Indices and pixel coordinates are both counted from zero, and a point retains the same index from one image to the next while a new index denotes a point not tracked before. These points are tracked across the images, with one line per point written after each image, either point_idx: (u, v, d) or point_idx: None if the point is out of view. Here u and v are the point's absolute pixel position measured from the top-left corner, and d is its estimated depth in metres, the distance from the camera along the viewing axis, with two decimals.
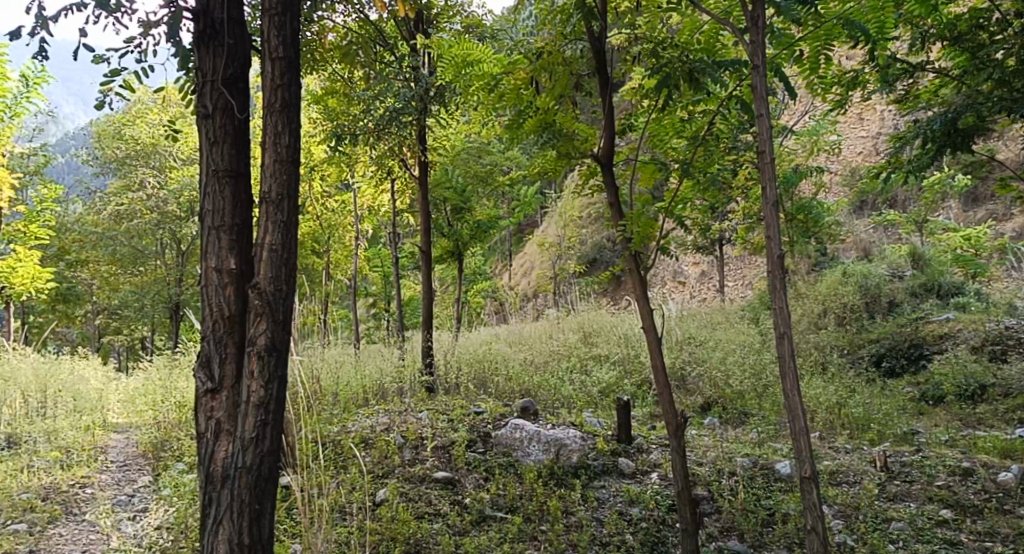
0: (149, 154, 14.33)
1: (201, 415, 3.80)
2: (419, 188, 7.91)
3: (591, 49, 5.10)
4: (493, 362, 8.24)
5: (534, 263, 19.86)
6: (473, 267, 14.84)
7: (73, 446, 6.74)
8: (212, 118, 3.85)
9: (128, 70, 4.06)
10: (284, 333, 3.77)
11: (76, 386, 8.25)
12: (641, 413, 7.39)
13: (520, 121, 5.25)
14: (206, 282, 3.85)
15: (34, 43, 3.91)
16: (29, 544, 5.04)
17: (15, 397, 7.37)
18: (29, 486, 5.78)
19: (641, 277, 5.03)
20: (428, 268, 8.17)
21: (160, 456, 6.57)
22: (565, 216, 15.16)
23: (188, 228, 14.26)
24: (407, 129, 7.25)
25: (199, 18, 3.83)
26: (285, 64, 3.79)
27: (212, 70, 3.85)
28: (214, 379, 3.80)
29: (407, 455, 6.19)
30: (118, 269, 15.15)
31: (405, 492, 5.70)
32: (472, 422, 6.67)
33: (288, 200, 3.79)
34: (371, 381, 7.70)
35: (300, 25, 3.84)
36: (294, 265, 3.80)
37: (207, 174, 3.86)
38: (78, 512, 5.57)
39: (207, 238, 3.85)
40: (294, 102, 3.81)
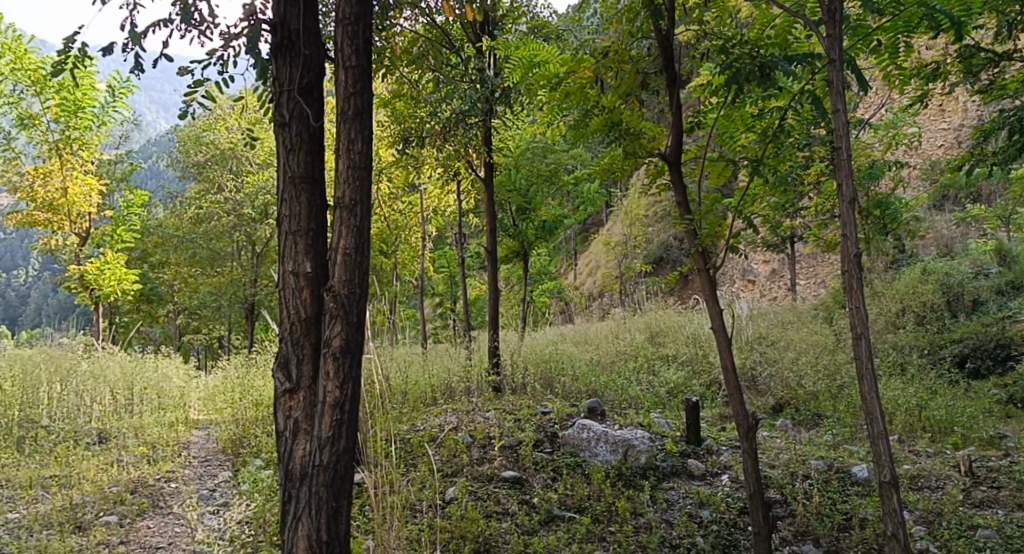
0: (227, 158, 14.72)
1: (279, 414, 3.91)
2: (485, 189, 7.99)
3: (658, 48, 5.07)
4: (559, 362, 8.26)
5: (599, 262, 19.80)
6: (539, 266, 14.89)
7: (158, 442, 7.02)
8: (288, 126, 3.96)
9: (211, 82, 4.19)
10: (358, 334, 3.85)
11: (159, 384, 8.56)
12: (711, 414, 7.31)
13: (587, 121, 5.24)
14: (284, 285, 3.96)
15: (127, 58, 4.07)
16: (120, 535, 5.24)
17: (105, 394, 7.72)
18: (119, 479, 6.03)
19: (710, 276, 4.97)
20: (494, 269, 8.23)
21: (239, 452, 6.79)
22: (631, 215, 15.06)
23: (262, 230, 14.67)
24: (472, 130, 7.31)
25: (275, 30, 3.94)
26: (358, 72, 3.87)
27: (289, 79, 3.96)
28: (292, 379, 3.91)
29: (475, 453, 6.26)
30: (197, 271, 15.68)
31: (474, 490, 5.75)
32: (540, 422, 6.71)
33: (361, 205, 3.87)
34: (438, 381, 7.80)
35: (372, 34, 3.92)
36: (367, 267, 3.88)
37: (284, 181, 3.97)
38: (164, 505, 5.79)
39: (284, 243, 3.97)
40: (366, 110, 3.89)
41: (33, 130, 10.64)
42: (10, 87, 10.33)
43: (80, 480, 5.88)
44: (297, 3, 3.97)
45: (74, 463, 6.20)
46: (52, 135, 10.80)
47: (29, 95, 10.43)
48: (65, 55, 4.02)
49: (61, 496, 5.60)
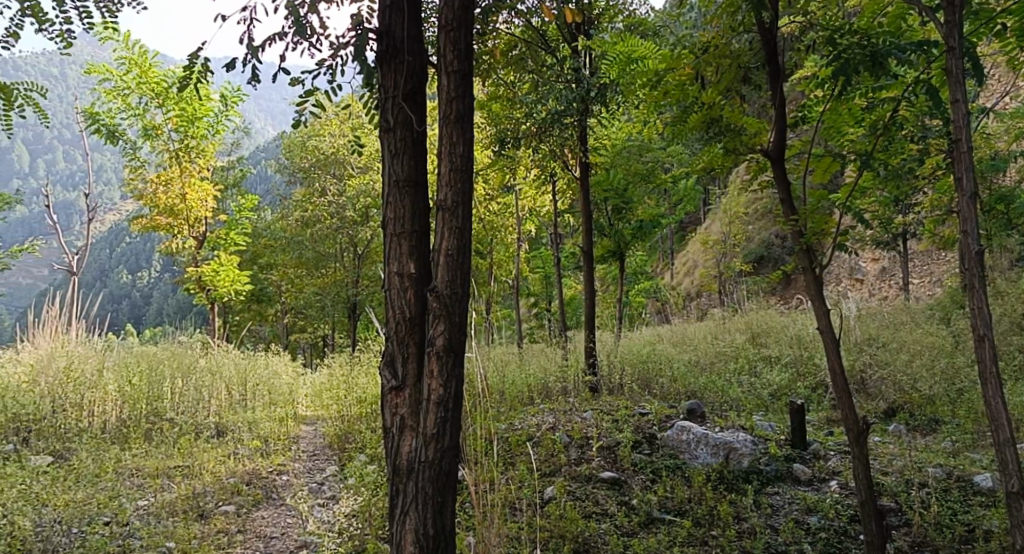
0: (330, 162, 15.26)
1: (387, 411, 4.03)
2: (581, 189, 7.97)
3: (761, 41, 4.92)
4: (657, 362, 8.18)
5: (698, 261, 19.44)
6: (636, 265, 14.74)
7: (270, 436, 7.35)
8: (393, 131, 4.06)
9: (320, 90, 4.33)
10: (461, 334, 3.91)
11: (270, 381, 8.95)
12: (817, 417, 7.08)
13: (686, 116, 5.17)
14: (389, 285, 4.07)
15: (245, 71, 4.24)
16: (238, 525, 5.49)
17: (222, 390, 8.20)
18: (236, 471, 6.33)
19: (816, 275, 4.82)
20: (591, 269, 8.21)
21: (345, 447, 7.04)
22: (732, 212, 14.73)
23: (364, 232, 15.11)
24: (568, 130, 7.32)
25: (381, 39, 4.05)
26: (460, 77, 3.94)
27: (394, 86, 4.06)
28: (398, 377, 4.02)
29: (573, 453, 6.27)
30: (302, 272, 16.27)
31: (573, 490, 5.76)
32: (638, 423, 6.67)
33: (462, 207, 3.93)
34: (535, 380, 7.86)
35: (473, 38, 3.97)
36: (469, 268, 3.94)
37: (389, 185, 4.07)
38: (277, 496, 6.05)
39: (389, 245, 4.07)
40: (467, 113, 3.95)
41: (156, 140, 11.40)
42: (136, 100, 11.20)
43: (201, 471, 6.20)
44: (401, 11, 4.07)
45: (195, 455, 6.55)
46: (172, 144, 11.51)
47: (153, 107, 11.25)
48: (189, 70, 4.21)
49: (184, 485, 5.91)
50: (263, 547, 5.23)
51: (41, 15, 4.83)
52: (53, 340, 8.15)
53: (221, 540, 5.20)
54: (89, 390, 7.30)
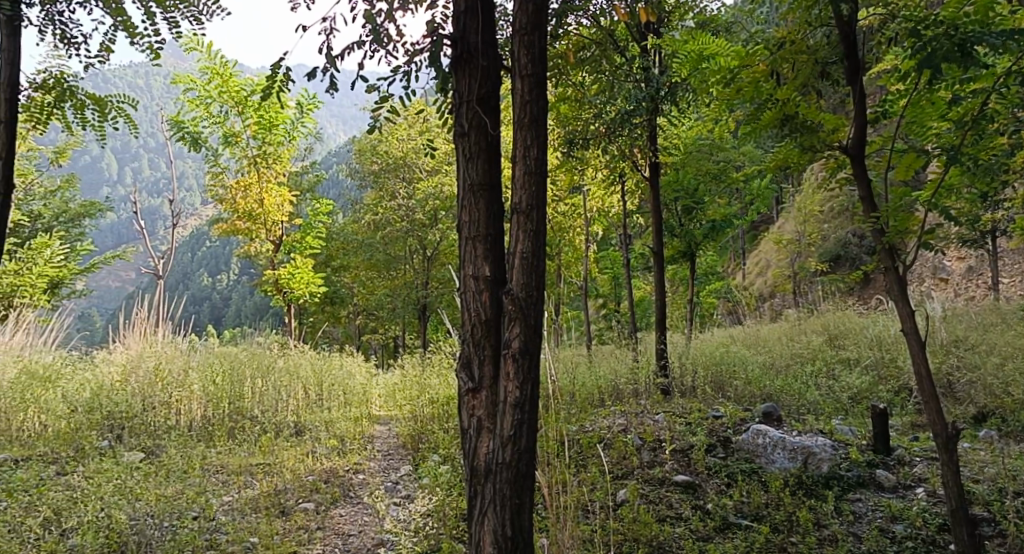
0: (399, 167, 15.51)
1: (464, 413, 4.07)
2: (651, 189, 7.91)
3: (840, 35, 4.80)
4: (731, 364, 8.06)
5: (771, 261, 19.02)
6: (707, 266, 14.53)
7: (346, 435, 7.51)
8: (467, 136, 4.10)
9: (396, 95, 4.40)
10: (536, 336, 3.93)
11: (345, 381, 9.15)
12: (901, 421, 6.86)
13: (759, 115, 5.11)
14: (465, 288, 4.12)
15: (325, 79, 4.34)
16: (317, 522, 5.62)
17: (299, 390, 8.44)
18: (315, 469, 6.49)
19: (900, 276, 4.66)
20: (662, 270, 8.14)
21: (419, 447, 7.15)
22: (807, 211, 14.40)
23: (433, 235, 15.34)
24: (638, 131, 7.28)
25: (456, 44, 4.10)
26: (534, 81, 3.96)
27: (468, 91, 4.11)
28: (475, 379, 4.06)
29: (646, 456, 6.21)
30: (373, 274, 16.56)
31: (646, 493, 5.71)
32: (711, 426, 6.58)
33: (537, 210, 3.94)
34: (606, 382, 7.84)
35: (547, 42, 3.99)
36: (544, 271, 3.95)
37: (464, 189, 4.12)
38: (354, 494, 6.18)
39: (464, 248, 4.12)
40: (541, 117, 3.97)
41: (236, 147, 11.77)
42: (217, 109, 11.63)
43: (282, 469, 6.39)
44: (476, 16, 4.12)
45: (275, 454, 6.75)
46: (251, 151, 11.86)
47: (233, 115, 11.67)
48: (272, 79, 4.34)
49: (266, 482, 6.09)
50: (342, 544, 5.34)
51: (133, 29, 5.05)
52: (142, 342, 8.49)
53: (302, 536, 5.34)
54: (176, 388, 7.61)
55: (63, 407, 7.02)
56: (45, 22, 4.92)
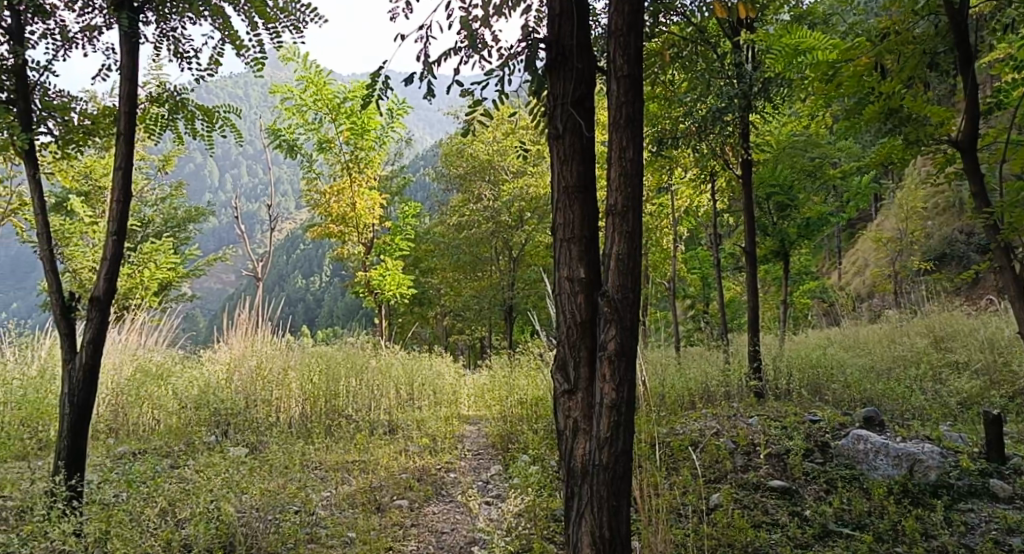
0: (485, 169, 15.87)
1: (560, 414, 4.09)
2: (743, 188, 7.75)
3: (949, 23, 4.58)
4: (829, 367, 7.83)
5: (869, 260, 18.34)
6: (802, 265, 14.13)
7: (437, 434, 7.64)
8: (562, 138, 4.11)
9: (491, 99, 4.46)
10: (632, 339, 3.90)
11: (435, 380, 9.33)
12: (1015, 428, 6.52)
13: (861, 108, 4.96)
14: (560, 290, 4.12)
15: (422, 86, 4.43)
16: (411, 518, 5.72)
17: (391, 390, 8.67)
18: (407, 467, 6.62)
19: (1016, 275, 4.41)
20: (754, 270, 7.96)
21: (509, 447, 7.22)
22: (908, 207, 13.83)
23: (519, 236, 15.50)
24: (729, 129, 7.13)
25: (551, 47, 4.12)
26: (630, 82, 3.93)
27: (563, 93, 4.12)
28: (570, 380, 4.06)
29: (739, 460, 6.09)
30: (459, 276, 16.76)
31: (740, 498, 5.59)
32: (809, 430, 6.40)
33: (633, 211, 3.91)
34: (697, 385, 7.74)
35: (644, 42, 3.96)
36: (640, 272, 3.93)
37: (559, 191, 4.13)
38: (446, 492, 6.28)
39: (559, 250, 4.12)
40: (637, 117, 3.94)
41: (329, 153, 12.14)
42: (313, 117, 12.06)
43: (377, 466, 6.56)
44: (571, 19, 4.13)
45: (369, 451, 6.93)
46: (344, 157, 12.20)
47: (327, 122, 12.06)
48: (371, 88, 4.47)
49: (363, 479, 6.24)
50: (436, 542, 5.42)
51: (239, 41, 5.26)
52: (245, 342, 8.85)
53: (397, 533, 5.43)
54: (277, 387, 7.91)
55: (174, 404, 7.38)
56: (160, 38, 5.20)
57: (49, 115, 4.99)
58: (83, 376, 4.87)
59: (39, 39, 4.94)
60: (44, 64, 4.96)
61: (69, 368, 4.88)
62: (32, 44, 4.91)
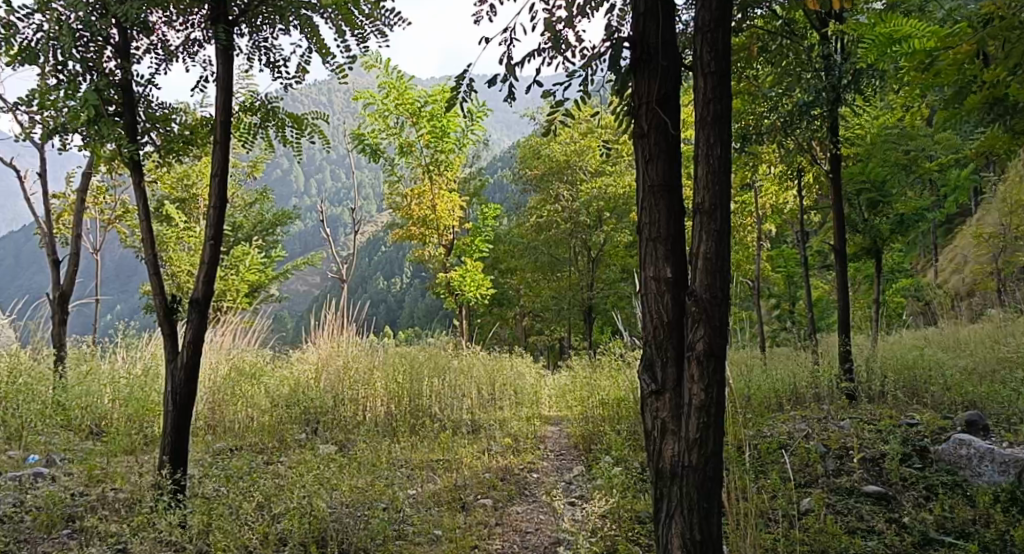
0: (563, 169, 15.92)
1: (647, 415, 4.03)
2: (832, 184, 7.51)
3: None
4: (926, 368, 7.52)
5: (968, 257, 17.53)
6: (895, 263, 13.62)
7: (519, 434, 7.69)
8: (647, 137, 4.06)
9: (573, 100, 4.44)
10: (722, 339, 3.84)
11: (516, 381, 9.43)
12: None
13: (961, 98, 4.95)
14: (646, 290, 4.07)
15: (504, 87, 4.44)
16: (496, 517, 5.75)
17: (473, 390, 8.80)
18: (490, 467, 6.66)
19: None
20: (844, 268, 7.72)
21: (592, 448, 7.20)
22: (1011, 202, 13.15)
23: (598, 236, 15.46)
24: (816, 123, 6.93)
25: (635, 46, 4.08)
26: (717, 78, 3.86)
27: (648, 92, 4.06)
28: (657, 381, 4.00)
29: (831, 465, 5.90)
30: (539, 276, 16.64)
31: (833, 503, 5.41)
32: (906, 434, 6.16)
33: (721, 209, 3.84)
34: (784, 387, 7.56)
35: (731, 38, 3.88)
36: (729, 272, 3.85)
37: (644, 190, 4.08)
38: (529, 493, 6.29)
39: (644, 249, 4.07)
40: (725, 114, 3.86)
41: (410, 156, 12.36)
42: (394, 121, 12.27)
43: (461, 465, 6.64)
44: (656, 17, 4.07)
45: (454, 451, 7.00)
46: (424, 160, 12.39)
47: (409, 126, 12.26)
48: (456, 90, 4.51)
49: (447, 478, 6.31)
50: (520, 541, 5.43)
51: (326, 49, 5.41)
52: (331, 342, 9.05)
53: (482, 531, 5.48)
54: (364, 386, 8.07)
55: (266, 402, 7.60)
56: (253, 50, 5.39)
57: (153, 126, 5.24)
58: (184, 376, 5.08)
59: (143, 54, 5.17)
60: (148, 78, 5.19)
61: (172, 367, 5.09)
62: (137, 58, 5.14)
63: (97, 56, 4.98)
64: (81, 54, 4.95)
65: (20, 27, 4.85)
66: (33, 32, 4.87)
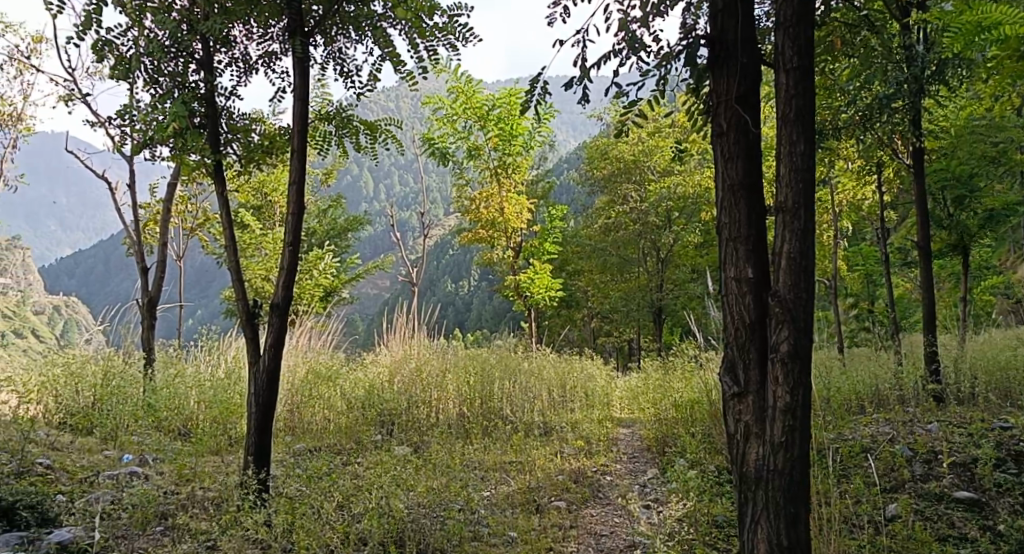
0: (631, 169, 15.82)
1: (730, 417, 3.94)
2: (914, 178, 7.26)
3: None
4: (1019, 368, 7.19)
5: None
6: (981, 260, 13.08)
7: (592, 436, 7.67)
8: (726, 136, 3.98)
9: (648, 101, 4.39)
10: (807, 339, 3.74)
11: (587, 383, 9.39)
12: None
13: None
14: (727, 290, 3.99)
15: (577, 89, 4.42)
16: (571, 520, 5.72)
17: (545, 392, 8.80)
18: (564, 469, 6.65)
19: None
20: (929, 266, 7.45)
21: (666, 451, 7.12)
22: None
23: (667, 236, 15.31)
24: (897, 117, 6.70)
25: (713, 44, 4.00)
26: (799, 74, 3.75)
27: (726, 90, 3.98)
28: (740, 383, 3.91)
29: (918, 469, 5.69)
30: (607, 277, 16.51)
31: (921, 509, 5.21)
32: (999, 438, 5.89)
33: (805, 208, 3.74)
34: (866, 388, 7.34)
35: (815, 33, 3.78)
36: (814, 271, 3.75)
37: (723, 190, 4.00)
38: (604, 495, 6.24)
39: (725, 250, 3.99)
40: (809, 110, 3.75)
41: (478, 159, 12.46)
42: (462, 125, 12.37)
43: (534, 467, 6.64)
44: (734, 14, 3.99)
45: (526, 452, 7.01)
46: (492, 163, 12.47)
47: (476, 129, 12.35)
48: (529, 94, 4.52)
49: (521, 480, 6.32)
50: (595, 543, 5.39)
51: (398, 58, 5.48)
52: (403, 345, 9.18)
53: (557, 533, 5.46)
54: (436, 387, 8.17)
55: (343, 403, 7.76)
56: (327, 60, 5.48)
57: (234, 137, 5.39)
58: (266, 378, 5.21)
59: (225, 67, 5.33)
60: (229, 90, 5.34)
61: (254, 370, 5.23)
62: (220, 72, 5.29)
63: (183, 70, 5.15)
64: (169, 68, 5.12)
65: (115, 43, 5.05)
66: (127, 49, 5.07)
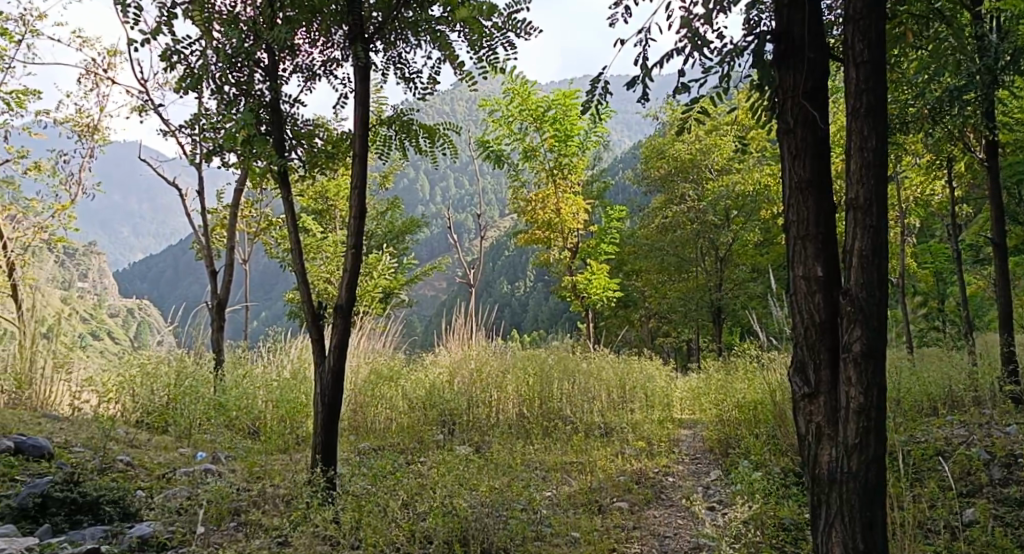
0: (688, 168, 15.63)
1: (800, 418, 3.85)
2: (987, 173, 6.99)
3: None
4: None
5: None
6: None
7: (653, 437, 7.59)
8: (793, 133, 3.90)
9: (710, 99, 4.32)
10: (881, 339, 3.64)
11: (647, 383, 9.30)
12: None
13: None
14: (796, 288, 3.90)
15: (638, 89, 4.37)
16: (633, 521, 5.68)
17: (604, 392, 8.75)
18: (625, 469, 6.61)
19: None
20: (1004, 263, 7.18)
21: (729, 452, 7.01)
22: None
23: (726, 235, 15.08)
24: (969, 110, 6.46)
25: (779, 39, 3.93)
26: (870, 68, 3.66)
27: (794, 86, 3.91)
28: (811, 383, 3.81)
29: (996, 473, 5.50)
30: (666, 277, 16.32)
31: (1001, 514, 5.02)
32: None
33: (877, 204, 3.64)
34: (938, 389, 7.11)
35: (886, 25, 3.68)
36: (887, 269, 3.65)
37: (790, 187, 3.92)
38: (666, 496, 6.17)
39: (793, 248, 3.91)
40: (880, 105, 3.66)
41: (534, 161, 12.46)
42: (518, 126, 12.39)
43: (595, 468, 6.61)
44: (802, 9, 3.91)
45: (587, 453, 6.98)
46: (548, 163, 12.44)
47: (532, 131, 12.35)
48: (590, 94, 4.49)
49: (581, 481, 6.29)
50: (658, 545, 5.34)
51: (457, 61, 5.51)
52: (462, 346, 9.23)
53: (620, 534, 5.42)
54: (496, 388, 8.22)
55: (405, 404, 7.84)
56: (388, 65, 5.55)
57: (298, 143, 5.49)
58: (332, 378, 5.29)
59: (290, 75, 5.43)
60: (293, 97, 5.44)
61: (320, 371, 5.32)
62: (284, 79, 5.40)
63: (249, 79, 5.27)
64: (236, 77, 5.24)
65: (184, 54, 5.18)
66: (195, 59, 5.20)
